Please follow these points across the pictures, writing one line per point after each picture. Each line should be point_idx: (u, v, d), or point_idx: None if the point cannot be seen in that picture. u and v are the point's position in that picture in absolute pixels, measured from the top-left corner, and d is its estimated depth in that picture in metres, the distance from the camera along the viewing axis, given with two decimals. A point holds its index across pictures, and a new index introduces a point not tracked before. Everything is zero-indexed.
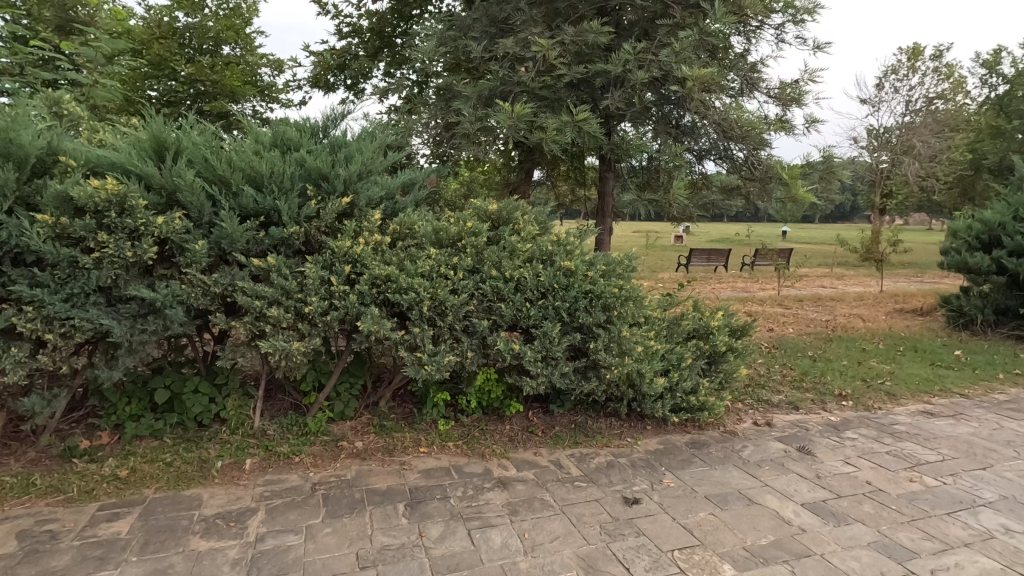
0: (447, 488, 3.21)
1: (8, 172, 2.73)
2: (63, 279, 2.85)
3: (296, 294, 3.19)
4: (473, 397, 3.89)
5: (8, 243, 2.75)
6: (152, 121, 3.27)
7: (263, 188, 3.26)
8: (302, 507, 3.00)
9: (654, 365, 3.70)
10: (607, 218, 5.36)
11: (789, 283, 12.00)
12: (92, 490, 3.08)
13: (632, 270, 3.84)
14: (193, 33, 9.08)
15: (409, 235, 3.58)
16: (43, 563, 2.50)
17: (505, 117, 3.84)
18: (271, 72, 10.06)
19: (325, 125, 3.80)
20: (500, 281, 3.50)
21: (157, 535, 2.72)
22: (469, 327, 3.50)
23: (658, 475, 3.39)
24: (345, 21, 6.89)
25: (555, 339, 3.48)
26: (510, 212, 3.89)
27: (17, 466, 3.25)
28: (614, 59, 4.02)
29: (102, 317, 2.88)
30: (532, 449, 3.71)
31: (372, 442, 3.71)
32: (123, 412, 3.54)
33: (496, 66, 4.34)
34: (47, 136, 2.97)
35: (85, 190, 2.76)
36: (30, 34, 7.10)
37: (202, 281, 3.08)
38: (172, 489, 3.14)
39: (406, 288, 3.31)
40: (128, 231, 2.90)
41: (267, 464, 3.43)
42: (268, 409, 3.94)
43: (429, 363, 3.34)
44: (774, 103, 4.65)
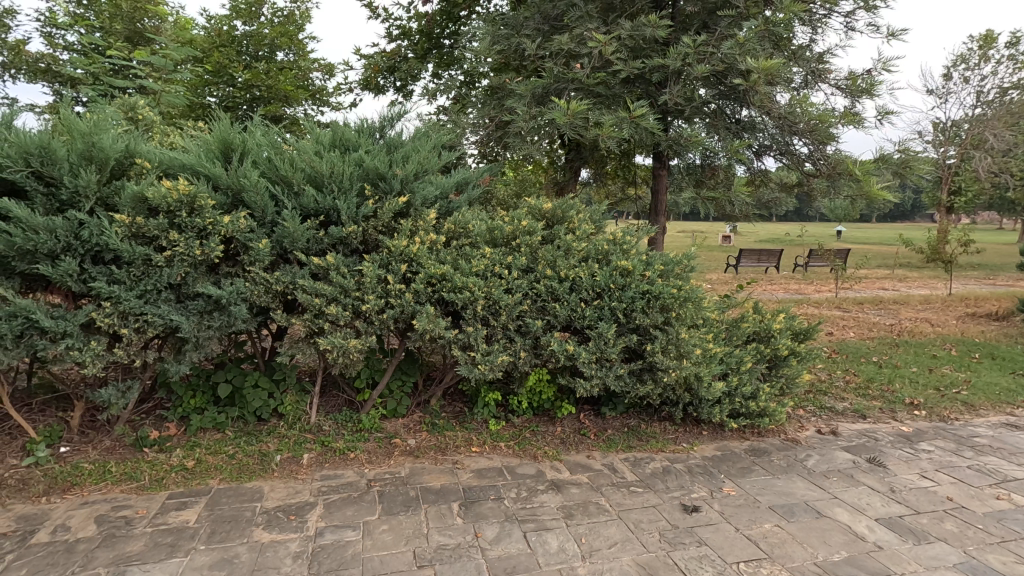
0: (501, 489, 3.19)
1: (91, 175, 2.87)
2: (138, 276, 2.97)
3: (354, 292, 3.24)
4: (524, 397, 3.87)
5: (89, 242, 2.88)
6: (220, 123, 3.38)
7: (323, 187, 3.33)
8: (359, 503, 3.03)
9: (713, 368, 3.57)
10: (660, 217, 5.24)
11: (846, 286, 11.46)
12: (161, 479, 3.21)
13: (691, 270, 3.72)
14: (250, 41, 9.57)
15: (463, 234, 3.58)
16: (119, 548, 2.61)
17: (561, 114, 3.77)
18: (321, 76, 10.36)
19: (382, 125, 3.87)
20: (554, 280, 3.45)
21: (223, 525, 2.80)
22: (523, 327, 3.47)
23: (717, 482, 3.27)
24: (395, 24, 7.02)
25: (611, 340, 3.41)
26: (565, 211, 3.84)
27: (94, 454, 3.41)
28: (673, 53, 3.91)
29: (172, 314, 3.00)
30: (585, 451, 3.65)
31: (425, 441, 3.74)
32: (189, 404, 3.69)
33: (550, 63, 4.30)
34: (125, 139, 3.10)
35: (159, 190, 2.87)
36: (105, 45, 7.54)
37: (265, 279, 3.16)
38: (235, 481, 3.24)
39: (460, 287, 3.31)
40: (197, 231, 3.01)
41: (324, 459, 3.50)
42: (323, 404, 4.03)
43: (483, 363, 3.33)
44: (843, 94, 4.42)
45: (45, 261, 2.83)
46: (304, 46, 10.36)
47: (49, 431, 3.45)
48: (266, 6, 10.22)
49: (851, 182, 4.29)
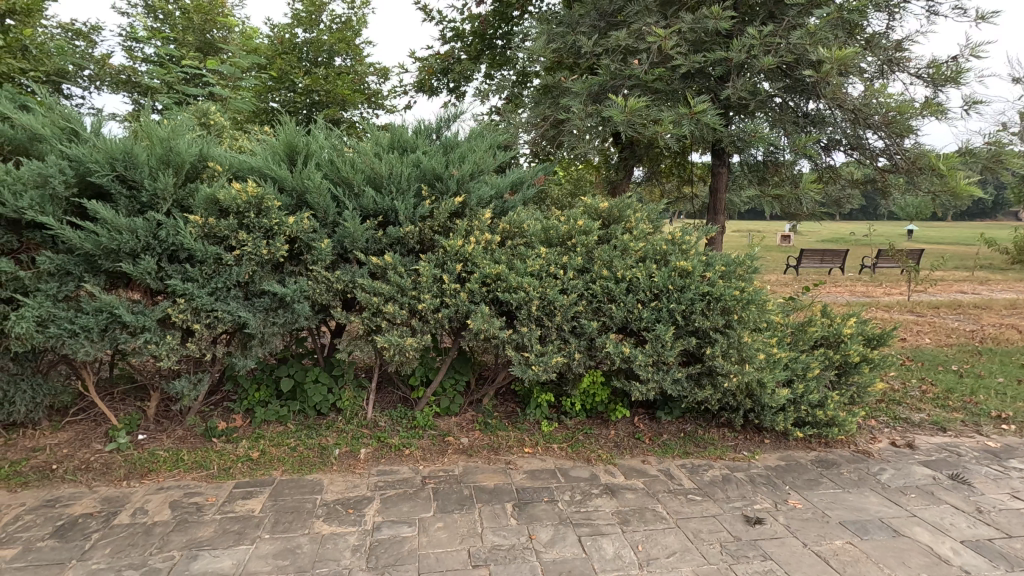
0: (554, 491, 3.15)
1: (168, 178, 3.03)
2: (209, 274, 3.12)
3: (410, 292, 3.28)
4: (577, 399, 3.83)
5: (166, 242, 3.04)
6: (286, 127, 3.50)
7: (382, 188, 3.40)
8: (414, 500, 3.07)
9: (778, 374, 3.41)
10: (719, 216, 5.10)
11: (919, 288, 10.75)
12: (229, 468, 3.37)
13: (754, 271, 3.57)
14: (310, 47, 9.96)
15: (518, 234, 3.57)
16: (191, 533, 2.75)
17: (618, 112, 3.70)
18: (376, 79, 10.63)
19: (438, 126, 3.91)
20: (610, 281, 3.38)
21: (286, 515, 2.90)
22: (577, 328, 3.42)
23: (781, 494, 3.12)
24: (448, 26, 7.10)
25: (669, 343, 3.31)
26: (622, 210, 3.76)
27: (168, 442, 3.62)
28: (736, 45, 3.76)
29: (241, 310, 3.14)
30: (640, 456, 3.57)
31: (478, 440, 3.76)
32: (253, 397, 3.85)
33: (606, 59, 4.23)
34: (199, 144, 3.26)
35: (230, 192, 3.00)
36: (179, 56, 7.97)
37: (326, 277, 3.26)
38: (296, 473, 3.35)
39: (515, 287, 3.29)
40: (264, 231, 3.13)
41: (380, 455, 3.57)
42: (379, 401, 4.11)
43: (537, 364, 3.31)
44: (924, 83, 4.13)
45: (127, 260, 3.00)
46: (361, 51, 10.68)
47: (129, 419, 3.70)
48: (325, 13, 10.59)
49: (934, 178, 3.99)
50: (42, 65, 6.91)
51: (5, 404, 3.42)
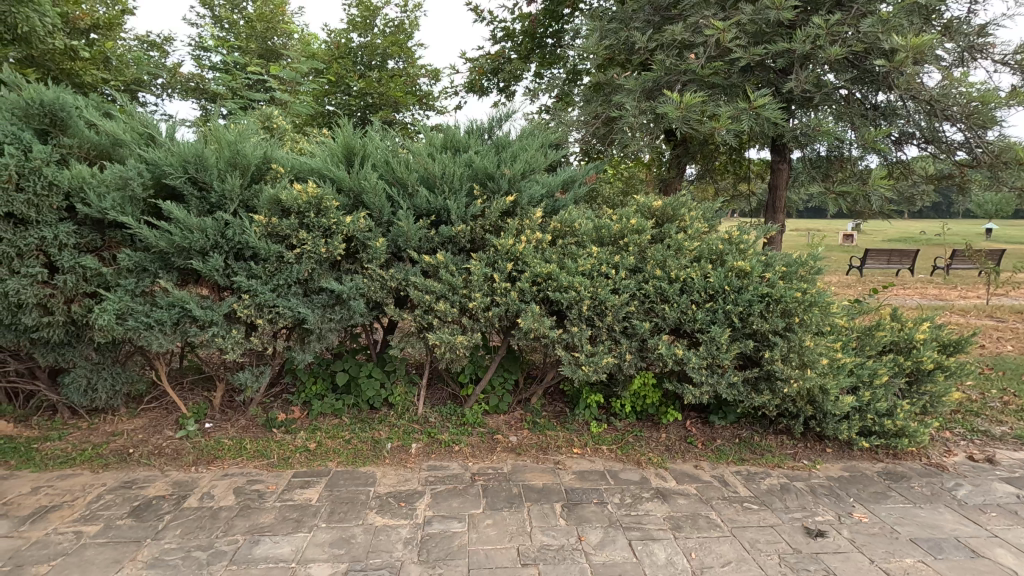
0: (604, 493, 3.12)
1: (235, 180, 3.18)
2: (272, 272, 3.25)
3: (461, 291, 3.32)
4: (627, 401, 3.78)
5: (233, 240, 3.19)
6: (344, 129, 3.61)
7: (435, 188, 3.45)
8: (463, 496, 3.11)
9: (843, 381, 3.24)
10: (778, 214, 5.02)
11: (1000, 291, 9.99)
12: (288, 458, 3.51)
13: (818, 272, 3.41)
14: (365, 51, 10.28)
15: (569, 232, 3.54)
16: (254, 518, 2.88)
17: (673, 108, 3.63)
18: (428, 81, 10.82)
19: (490, 126, 3.94)
20: (664, 281, 3.30)
21: (341, 506, 3.00)
22: (629, 328, 3.36)
23: (845, 506, 2.97)
24: (499, 26, 7.15)
25: (725, 345, 3.20)
26: (676, 208, 3.67)
27: (232, 431, 3.81)
28: (800, 36, 3.60)
29: (300, 307, 3.26)
30: (692, 461, 3.48)
31: (526, 438, 3.76)
32: (311, 390, 4.00)
33: (660, 54, 4.15)
34: (263, 147, 3.41)
35: (292, 193, 3.12)
36: (244, 63, 8.38)
37: (381, 275, 3.34)
38: (351, 465, 3.46)
39: (566, 286, 3.27)
40: (323, 231, 3.24)
41: (430, 450, 3.63)
42: (429, 397, 4.19)
43: (587, 364, 3.28)
44: (1011, 71, 3.83)
45: (197, 258, 3.17)
46: (412, 53, 10.91)
47: (197, 409, 3.92)
48: (379, 17, 10.87)
49: None
50: (122, 76, 7.42)
51: (89, 390, 3.68)
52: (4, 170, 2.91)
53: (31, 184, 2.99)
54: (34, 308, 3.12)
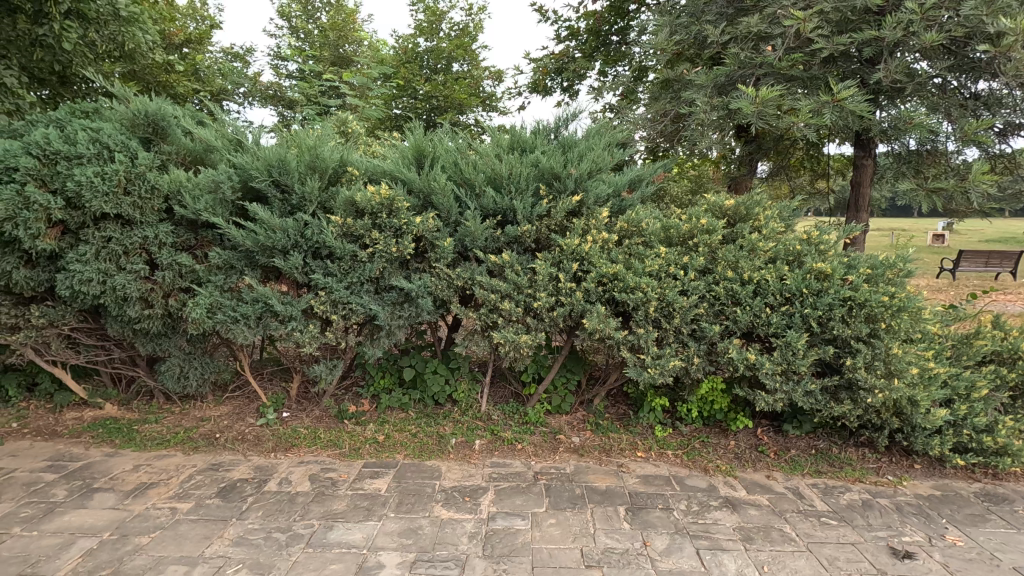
0: (670, 499, 3.05)
1: (314, 183, 3.34)
2: (346, 270, 3.40)
3: (527, 290, 3.34)
4: (694, 406, 3.68)
5: (312, 240, 3.36)
6: (415, 132, 3.72)
7: (502, 188, 3.49)
8: (526, 494, 3.13)
9: (935, 392, 3.02)
10: (861, 213, 4.77)
11: None
12: (358, 449, 3.66)
13: (907, 275, 3.18)
14: (430, 56, 10.58)
15: (637, 232, 3.49)
16: (328, 505, 3.02)
17: (748, 103, 3.48)
18: (491, 83, 10.96)
19: (556, 126, 3.95)
20: (735, 283, 3.19)
21: (409, 497, 3.09)
22: (697, 331, 3.27)
23: (937, 528, 2.76)
24: (563, 25, 7.16)
25: (801, 351, 3.05)
26: (749, 207, 3.52)
27: (308, 421, 4.02)
28: (890, 22, 3.38)
29: (372, 304, 3.40)
30: (764, 471, 3.34)
31: (589, 440, 3.74)
32: (379, 384, 4.15)
33: (734, 48, 3.99)
34: (340, 151, 3.57)
35: (366, 195, 3.25)
36: (319, 71, 8.82)
37: (448, 274, 3.43)
38: (417, 458, 3.56)
39: (633, 287, 3.22)
40: (394, 231, 3.36)
41: (494, 447, 3.68)
42: (492, 395, 4.24)
43: (653, 366, 3.22)
44: None
45: (279, 256, 3.36)
46: (476, 55, 11.06)
47: (276, 398, 4.17)
48: (444, 21, 11.12)
49: None
50: (209, 86, 8.00)
51: (182, 378, 3.98)
52: (115, 175, 3.18)
53: (136, 188, 3.26)
54: (137, 301, 3.41)
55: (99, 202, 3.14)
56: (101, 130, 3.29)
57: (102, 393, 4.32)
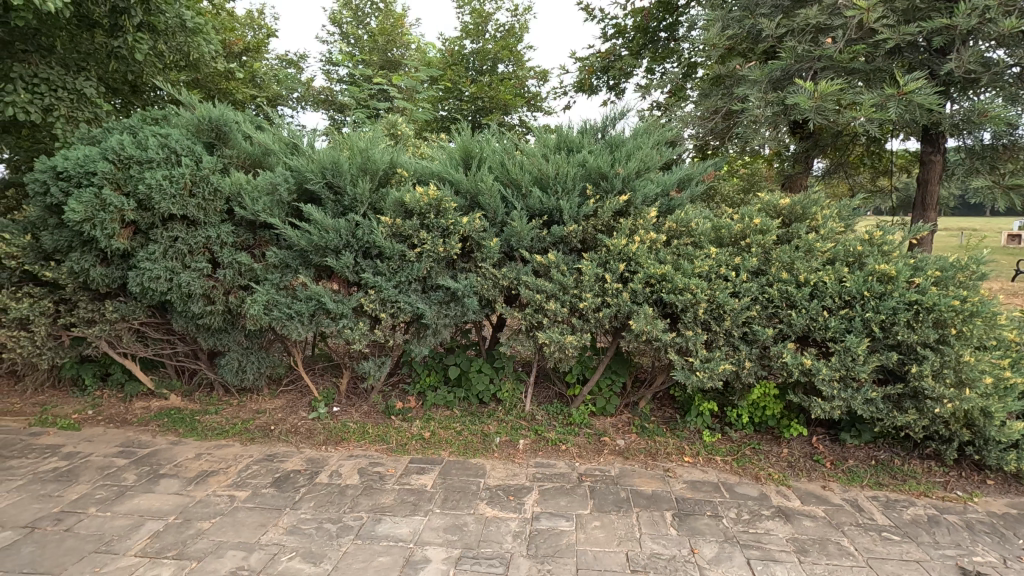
0: (719, 506, 2.97)
1: (365, 184, 3.44)
2: (394, 269, 3.48)
3: (572, 291, 3.32)
4: (745, 411, 3.57)
5: (362, 240, 3.45)
6: (462, 134, 3.77)
7: (548, 188, 3.49)
8: (570, 495, 3.12)
9: (1011, 403, 2.82)
10: (930, 212, 4.49)
11: None
12: (405, 444, 3.73)
13: (981, 277, 2.99)
14: (477, 58, 10.69)
15: (686, 233, 3.42)
16: (376, 498, 3.10)
17: (806, 97, 3.35)
18: (536, 82, 10.95)
19: (604, 125, 3.91)
20: (790, 285, 3.07)
21: (454, 494, 3.13)
22: (749, 334, 3.17)
23: (1013, 549, 2.57)
24: (609, 23, 7.09)
25: (862, 357, 2.91)
26: (806, 206, 3.39)
27: (357, 416, 4.13)
28: (964, 9, 3.18)
29: (419, 303, 3.46)
30: (819, 481, 3.21)
31: (634, 443, 3.69)
32: (425, 381, 4.22)
33: (791, 41, 3.84)
34: (390, 153, 3.65)
35: (415, 196, 3.31)
36: (368, 75, 9.05)
37: (494, 274, 3.45)
38: (462, 455, 3.60)
39: (681, 288, 3.15)
40: (441, 231, 3.41)
41: (538, 447, 3.68)
42: (536, 394, 4.25)
43: (702, 370, 3.15)
44: None
45: (332, 255, 3.46)
46: (522, 56, 11.08)
47: (327, 393, 4.31)
48: (490, 23, 11.20)
49: None
50: (266, 92, 8.34)
51: (240, 371, 4.17)
52: (182, 178, 3.36)
53: (201, 190, 3.43)
54: (200, 298, 3.59)
55: (167, 204, 3.33)
56: (169, 136, 3.48)
57: (167, 384, 4.57)
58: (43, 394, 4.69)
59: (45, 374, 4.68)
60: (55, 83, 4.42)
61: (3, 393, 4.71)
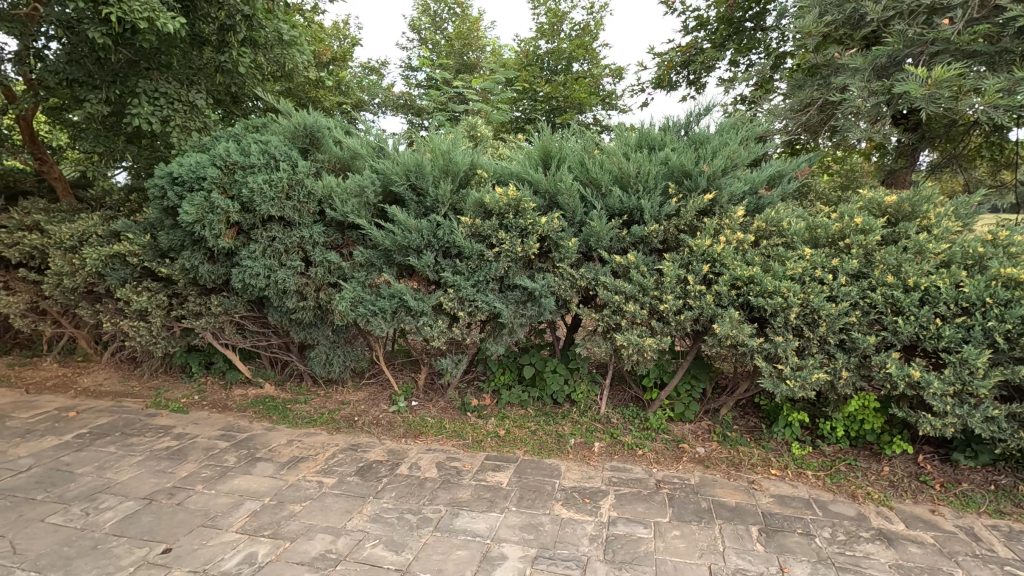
0: (810, 524, 2.79)
1: (446, 186, 3.52)
2: (473, 268, 3.54)
3: (652, 292, 3.24)
4: (840, 424, 3.34)
5: (443, 240, 3.54)
6: (542, 134, 3.77)
7: (629, 187, 3.42)
8: (648, 502, 3.04)
9: None
10: None
11: None
12: (480, 441, 3.80)
13: None
14: (551, 57, 10.68)
15: (776, 233, 3.24)
16: (454, 493, 3.17)
17: (917, 85, 3.08)
18: (612, 80, 10.77)
19: (687, 121, 3.79)
20: (897, 289, 2.82)
21: (530, 493, 3.14)
22: (847, 342, 2.95)
23: None
24: (691, 16, 6.84)
25: (982, 370, 2.63)
26: (916, 204, 3.11)
27: (434, 411, 4.25)
28: None
29: (496, 302, 3.51)
30: (927, 504, 2.94)
31: (715, 451, 3.55)
32: (499, 379, 4.27)
33: (899, 24, 3.56)
34: (471, 154, 3.72)
35: (494, 196, 3.35)
36: (446, 78, 9.28)
37: (571, 274, 3.42)
38: (536, 455, 3.61)
39: (771, 291, 2.99)
40: (519, 231, 3.42)
41: (613, 451, 3.62)
42: (612, 397, 4.17)
43: (793, 378, 2.96)
44: None
45: (414, 255, 3.57)
46: (597, 54, 10.93)
47: (406, 387, 4.46)
48: (566, 22, 11.13)
49: None
50: (351, 98, 8.77)
51: (327, 364, 4.40)
52: (280, 182, 3.59)
53: (297, 193, 3.66)
54: (294, 294, 3.83)
55: (267, 206, 3.57)
56: (269, 143, 3.74)
57: (263, 373, 4.90)
58: (157, 378, 5.19)
59: (159, 360, 5.18)
60: (172, 96, 4.85)
61: (125, 376, 5.25)
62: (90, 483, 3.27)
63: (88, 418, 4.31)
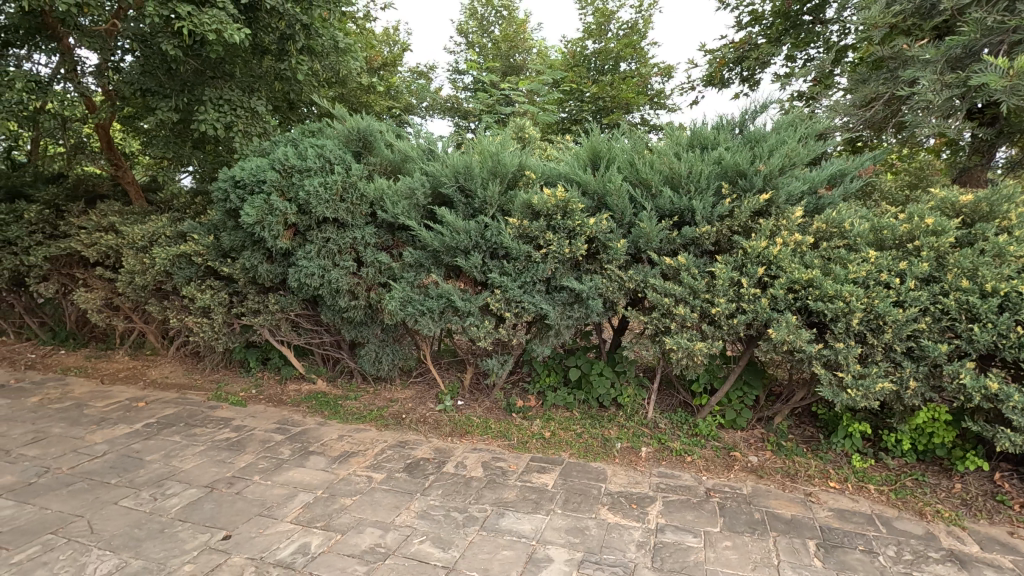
0: (873, 541, 2.65)
1: (495, 187, 3.54)
2: (520, 269, 3.54)
3: (704, 295, 3.15)
4: (905, 436, 3.16)
5: (491, 241, 3.56)
6: (591, 134, 3.75)
7: (681, 188, 3.35)
8: (698, 510, 2.96)
9: None
10: None
11: None
12: (526, 442, 3.80)
13: None
14: (598, 57, 10.60)
15: (838, 234, 3.09)
16: (499, 493, 3.18)
17: (996, 77, 2.88)
18: (660, 80, 10.59)
19: (742, 120, 3.68)
20: (972, 295, 2.65)
21: (575, 496, 3.12)
22: (915, 349, 2.79)
23: None
24: (744, 11, 6.64)
25: None
26: (994, 204, 2.91)
27: (479, 410, 4.28)
28: None
29: (543, 303, 3.50)
30: (1004, 526, 2.74)
31: (769, 461, 3.42)
32: (545, 381, 4.26)
33: (976, 12, 3.35)
34: (519, 156, 3.74)
35: (542, 197, 3.35)
36: (492, 81, 9.35)
37: (619, 276, 3.38)
38: (582, 458, 3.58)
39: (831, 295, 2.85)
40: (567, 232, 3.40)
41: (661, 457, 3.55)
42: (659, 402, 4.09)
43: (854, 387, 2.82)
44: None
45: (462, 255, 3.61)
46: (645, 53, 10.77)
47: (452, 387, 4.51)
48: (613, 22, 11.02)
49: None
50: (400, 102, 8.97)
51: (377, 362, 4.51)
52: (334, 184, 3.71)
53: (350, 195, 3.77)
54: (346, 293, 3.94)
55: (322, 208, 3.69)
56: (324, 147, 3.87)
57: (315, 369, 5.07)
58: (218, 372, 5.45)
59: (220, 355, 5.44)
60: (234, 103, 5.09)
61: (189, 369, 5.55)
62: (157, 470, 3.47)
63: (156, 409, 4.57)
